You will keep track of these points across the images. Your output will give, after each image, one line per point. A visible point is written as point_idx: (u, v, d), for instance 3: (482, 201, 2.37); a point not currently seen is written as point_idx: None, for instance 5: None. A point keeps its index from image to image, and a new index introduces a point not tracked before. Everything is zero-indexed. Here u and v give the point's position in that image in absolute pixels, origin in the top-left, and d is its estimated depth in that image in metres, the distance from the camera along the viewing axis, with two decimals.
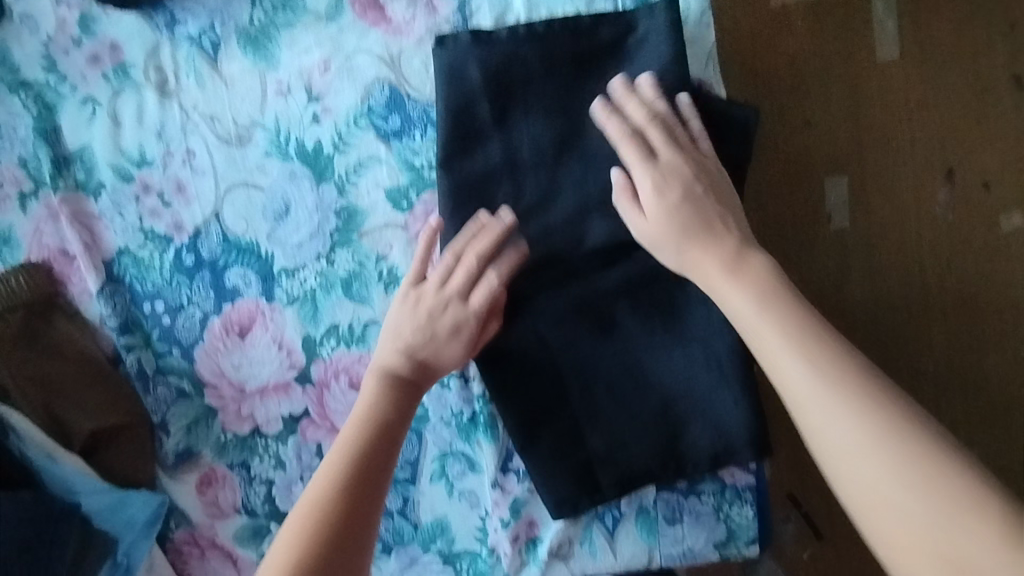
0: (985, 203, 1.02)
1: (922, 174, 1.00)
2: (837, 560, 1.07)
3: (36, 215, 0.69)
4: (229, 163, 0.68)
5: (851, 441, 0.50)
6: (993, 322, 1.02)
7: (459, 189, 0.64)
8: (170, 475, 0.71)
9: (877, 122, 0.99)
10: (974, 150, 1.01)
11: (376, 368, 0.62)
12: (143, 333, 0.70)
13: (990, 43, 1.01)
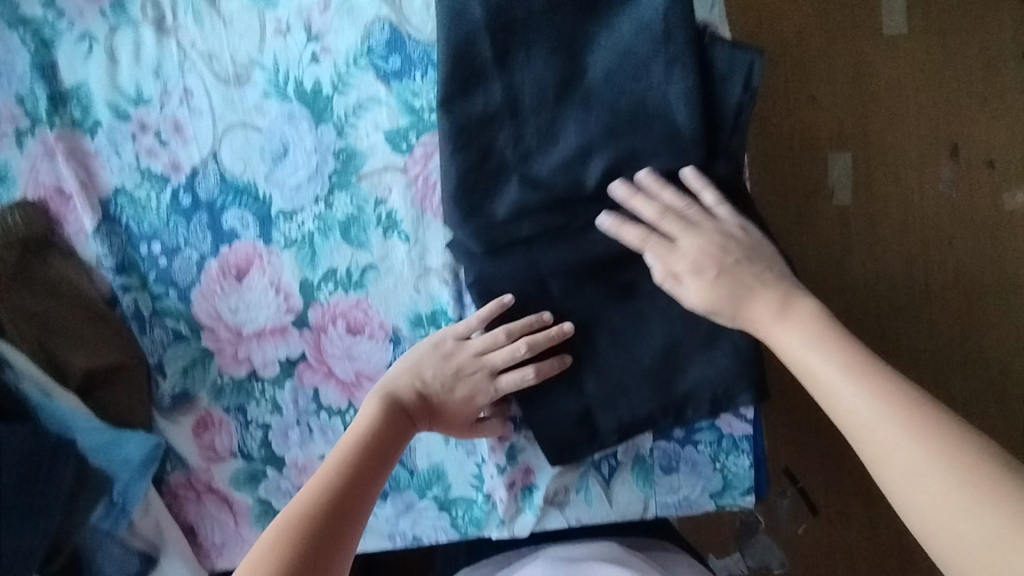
0: (989, 180, 1.17)
1: (925, 156, 1.18)
2: (826, 529, 1.20)
3: (32, 153, 0.68)
4: (227, 102, 0.68)
5: (878, 425, 0.51)
6: (995, 290, 1.17)
7: (460, 130, 0.63)
8: (166, 418, 0.71)
9: (882, 104, 1.18)
10: (978, 130, 1.17)
11: (381, 390, 0.64)
12: (139, 275, 0.70)
13: (1000, 30, 1.16)
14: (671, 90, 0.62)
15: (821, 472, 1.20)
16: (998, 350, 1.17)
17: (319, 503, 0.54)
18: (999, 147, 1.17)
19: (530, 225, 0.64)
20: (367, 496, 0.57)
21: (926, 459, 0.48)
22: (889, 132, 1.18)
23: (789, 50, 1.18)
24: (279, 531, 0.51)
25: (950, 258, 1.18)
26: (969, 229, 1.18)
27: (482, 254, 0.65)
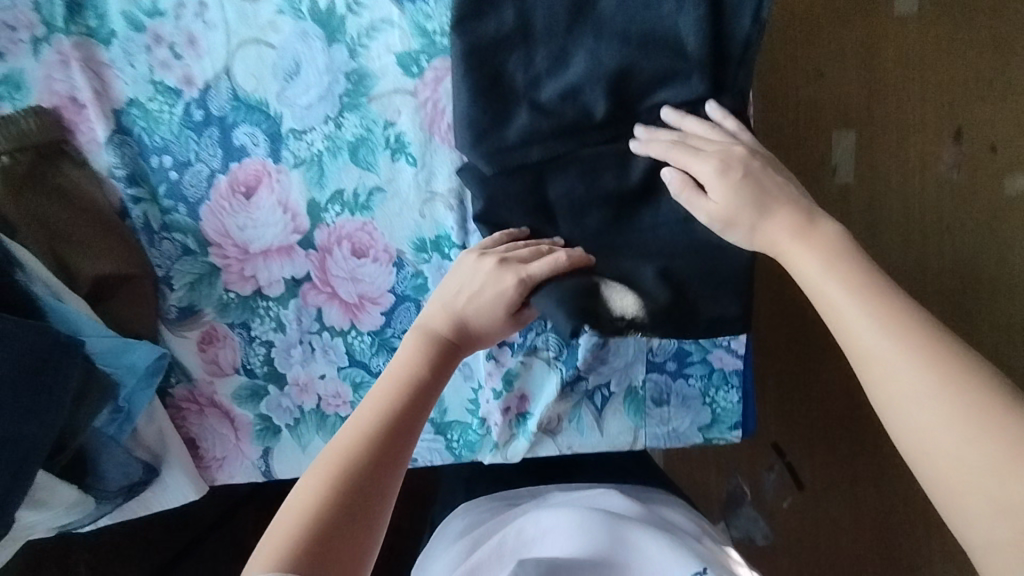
0: (993, 164, 1.20)
1: (930, 137, 1.19)
2: (813, 504, 1.22)
3: (48, 61, 0.69)
4: (241, 18, 0.68)
5: (883, 351, 0.51)
6: (990, 271, 1.20)
7: (471, 52, 0.64)
8: (172, 331, 0.73)
9: (890, 79, 1.18)
10: (982, 110, 1.19)
11: (420, 327, 0.63)
12: (150, 187, 0.71)
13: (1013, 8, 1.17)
14: (682, 19, 0.63)
15: (809, 443, 1.22)
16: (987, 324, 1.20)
17: (363, 451, 0.53)
18: (1000, 128, 1.19)
19: (537, 151, 0.65)
20: (409, 441, 0.56)
21: (929, 386, 0.48)
22: (894, 105, 1.19)
23: (799, 18, 1.18)
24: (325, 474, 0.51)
25: (946, 231, 1.20)
26: (970, 211, 1.19)
27: (487, 178, 0.66)
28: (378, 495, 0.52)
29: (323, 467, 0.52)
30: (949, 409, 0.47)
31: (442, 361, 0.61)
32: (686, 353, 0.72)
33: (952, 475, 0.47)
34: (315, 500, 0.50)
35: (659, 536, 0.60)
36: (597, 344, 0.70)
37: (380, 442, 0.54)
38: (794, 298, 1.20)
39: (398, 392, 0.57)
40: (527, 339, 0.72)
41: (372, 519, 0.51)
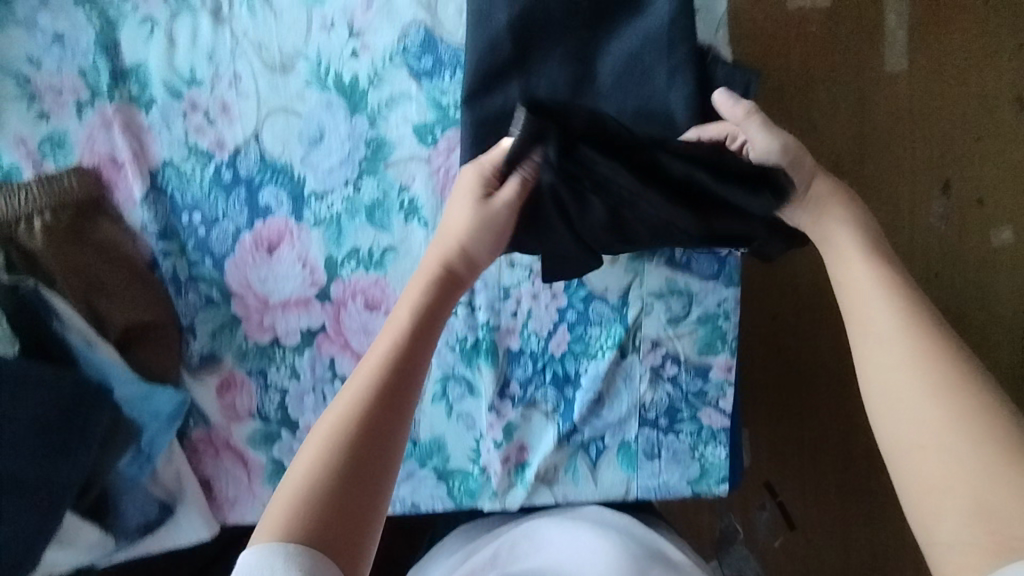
0: (980, 216, 1.25)
1: (921, 191, 1.25)
2: (805, 549, 1.25)
3: (91, 123, 0.74)
4: (272, 88, 0.74)
5: (893, 345, 0.55)
6: (976, 317, 1.25)
7: (479, 125, 0.69)
8: (193, 376, 0.77)
9: (879, 133, 1.24)
10: (969, 167, 1.24)
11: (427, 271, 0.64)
12: (179, 242, 0.76)
13: (996, 69, 1.23)
14: (672, 96, 0.68)
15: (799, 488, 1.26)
16: None
17: (374, 391, 0.54)
18: (987, 184, 1.24)
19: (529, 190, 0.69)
20: (419, 377, 0.57)
21: (925, 384, 0.53)
22: (883, 162, 1.24)
23: (793, 76, 1.23)
24: (339, 419, 0.52)
25: (931, 280, 1.25)
26: (958, 262, 1.25)
27: None
28: (393, 432, 0.53)
29: (322, 429, 0.51)
30: (938, 408, 0.51)
31: (439, 307, 0.62)
32: (677, 411, 0.76)
33: (919, 461, 0.51)
34: (316, 462, 0.49)
35: (641, 555, 0.68)
36: (592, 399, 0.76)
37: (392, 381, 0.55)
38: (784, 336, 1.22)
39: (406, 331, 0.58)
40: (526, 392, 0.77)
41: (388, 453, 0.52)
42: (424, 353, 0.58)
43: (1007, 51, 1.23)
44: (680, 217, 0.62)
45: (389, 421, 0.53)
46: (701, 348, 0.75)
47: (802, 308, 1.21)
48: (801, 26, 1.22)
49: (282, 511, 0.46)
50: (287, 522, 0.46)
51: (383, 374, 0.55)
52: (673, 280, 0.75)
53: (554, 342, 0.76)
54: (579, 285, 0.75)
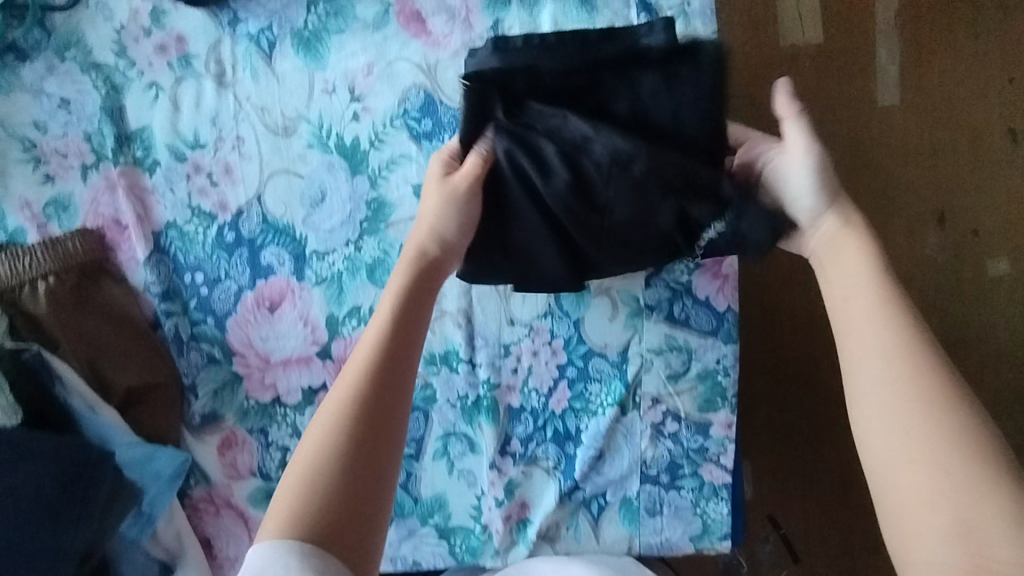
0: (976, 246, 1.23)
1: (916, 221, 1.23)
2: None
3: (95, 186, 0.75)
4: (274, 150, 0.75)
5: (884, 359, 0.52)
6: (977, 350, 1.23)
7: None
8: (195, 436, 0.77)
9: (876, 163, 1.23)
10: (965, 199, 1.23)
11: (411, 257, 0.66)
12: (181, 301, 0.76)
13: (988, 101, 1.23)
14: None
15: None
16: None
17: (364, 375, 0.55)
18: (983, 216, 1.23)
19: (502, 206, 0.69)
20: (409, 357, 0.58)
21: (913, 400, 0.50)
22: (880, 198, 1.23)
23: None
24: (335, 406, 0.53)
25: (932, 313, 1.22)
26: (957, 292, 1.23)
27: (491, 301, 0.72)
28: (390, 410, 0.54)
29: (317, 423, 0.53)
30: (924, 425, 0.49)
31: (426, 291, 0.64)
32: (678, 467, 0.76)
33: (901, 474, 0.49)
34: (312, 455, 0.51)
35: None
36: (593, 456, 0.76)
37: (382, 363, 0.56)
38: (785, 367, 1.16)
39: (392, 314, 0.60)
40: (527, 449, 0.77)
41: (387, 431, 0.53)
42: (413, 335, 0.60)
43: (997, 85, 1.23)
44: (641, 168, 0.59)
45: (385, 402, 0.54)
46: (701, 404, 0.75)
47: (802, 340, 1.15)
48: (793, 63, 1.22)
49: (283, 503, 0.48)
50: (289, 514, 0.48)
51: (373, 359, 0.56)
52: (672, 336, 0.75)
53: (554, 399, 0.76)
54: (578, 343, 0.76)
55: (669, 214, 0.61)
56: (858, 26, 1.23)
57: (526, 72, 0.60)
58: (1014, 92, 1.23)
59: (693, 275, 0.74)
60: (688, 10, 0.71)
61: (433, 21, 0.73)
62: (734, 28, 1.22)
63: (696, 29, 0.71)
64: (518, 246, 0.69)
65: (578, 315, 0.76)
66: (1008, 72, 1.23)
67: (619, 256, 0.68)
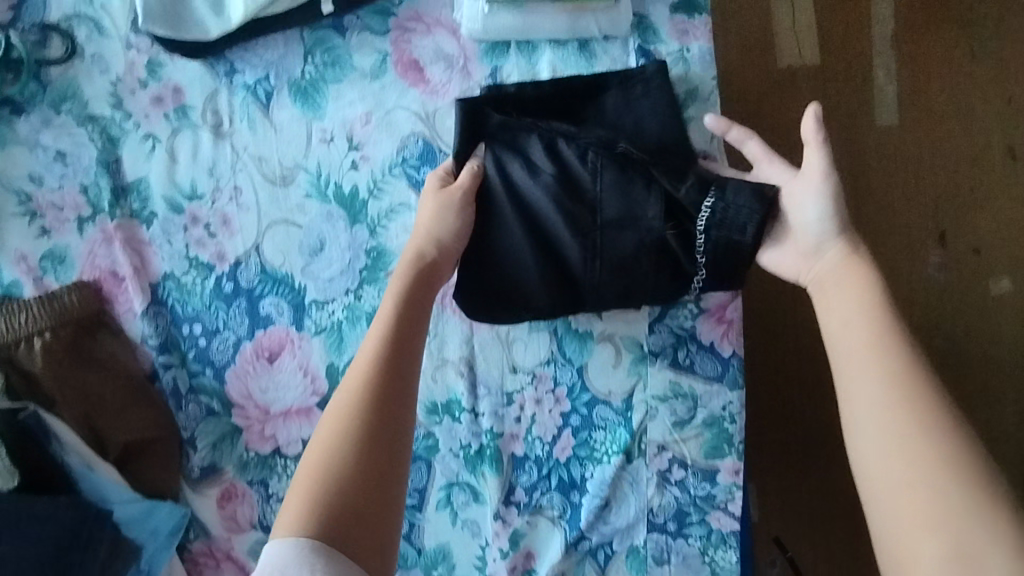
0: (976, 265, 1.21)
1: (915, 240, 1.21)
2: None
3: (91, 239, 0.74)
4: (271, 200, 0.74)
5: (883, 386, 0.51)
6: (982, 373, 1.20)
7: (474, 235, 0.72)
8: (194, 489, 0.76)
9: (873, 181, 1.21)
10: (964, 220, 1.21)
11: (413, 248, 0.69)
12: (180, 353, 0.75)
13: (988, 119, 1.21)
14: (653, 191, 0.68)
15: None
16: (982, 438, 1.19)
17: (371, 366, 0.59)
18: (983, 236, 1.21)
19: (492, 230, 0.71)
20: (414, 346, 0.62)
21: (914, 429, 0.49)
22: (879, 220, 1.21)
23: (788, 130, 1.20)
24: (345, 399, 0.58)
25: (936, 338, 1.20)
26: (959, 312, 1.20)
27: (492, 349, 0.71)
28: (399, 397, 0.58)
29: (327, 416, 0.58)
30: (928, 453, 0.47)
31: (431, 279, 0.67)
32: (685, 514, 0.75)
33: (902, 500, 0.47)
34: (322, 446, 0.55)
35: None
36: (598, 504, 0.75)
37: (387, 354, 0.60)
38: (788, 393, 1.14)
39: (396, 308, 0.64)
40: (532, 498, 0.75)
41: (396, 418, 0.57)
42: (417, 326, 0.64)
43: (996, 106, 1.21)
44: (620, 149, 0.68)
45: (393, 390, 0.59)
46: (707, 450, 0.74)
47: (803, 366, 1.13)
48: (792, 85, 1.21)
49: (297, 491, 0.53)
50: (301, 501, 0.53)
51: (379, 350, 0.60)
52: (676, 382, 0.74)
53: (559, 447, 0.75)
54: (582, 390, 0.75)
55: (655, 202, 0.67)
56: (856, 48, 1.22)
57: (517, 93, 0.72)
58: (1015, 110, 1.21)
59: (697, 321, 0.74)
60: (687, 56, 0.72)
61: (431, 70, 0.73)
62: (732, 51, 1.22)
63: (695, 76, 0.72)
64: (513, 264, 0.71)
65: (581, 362, 0.75)
66: (1008, 90, 1.21)
67: (609, 276, 0.69)
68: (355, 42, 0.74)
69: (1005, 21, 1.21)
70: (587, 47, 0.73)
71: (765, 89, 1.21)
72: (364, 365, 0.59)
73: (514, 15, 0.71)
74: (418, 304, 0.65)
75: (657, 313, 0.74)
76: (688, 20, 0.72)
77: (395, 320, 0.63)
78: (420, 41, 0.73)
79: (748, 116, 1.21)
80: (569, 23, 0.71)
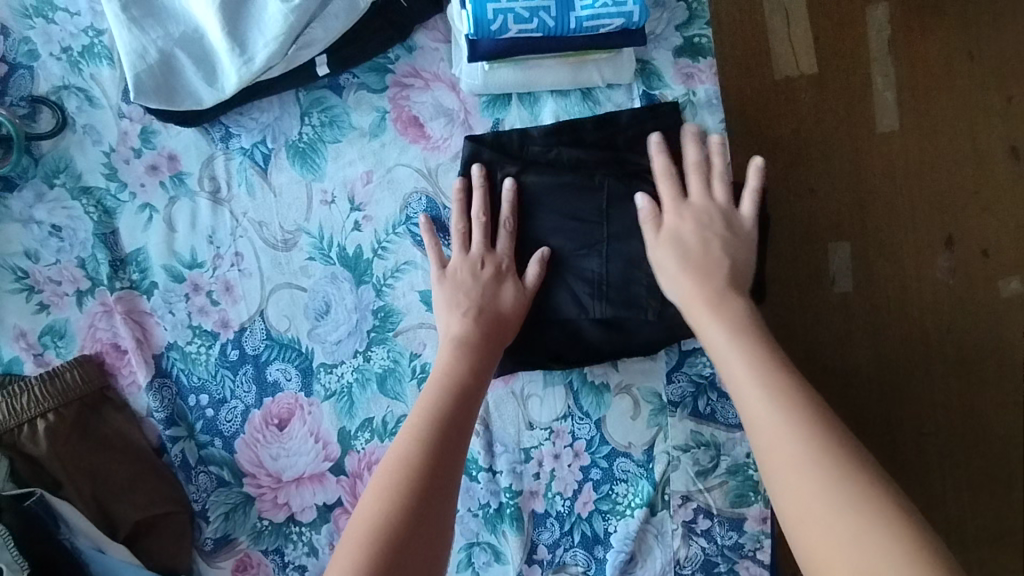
0: (986, 269, 1.19)
1: (927, 247, 1.18)
2: None
3: (92, 312, 0.73)
4: (274, 265, 0.73)
5: (799, 469, 0.52)
6: (1001, 378, 1.18)
7: None
8: (208, 562, 0.73)
9: (878, 186, 1.18)
10: (972, 221, 1.19)
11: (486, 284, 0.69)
12: (187, 425, 0.74)
13: (988, 120, 1.20)
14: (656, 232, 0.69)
15: None
16: (996, 446, 1.18)
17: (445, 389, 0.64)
18: (991, 236, 1.19)
19: (505, 284, 0.69)
20: (483, 379, 0.65)
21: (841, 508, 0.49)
22: (889, 230, 1.18)
23: (789, 144, 1.18)
24: (423, 417, 0.62)
25: (950, 346, 1.17)
26: (972, 318, 1.18)
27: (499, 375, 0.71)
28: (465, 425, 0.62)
29: (370, 500, 0.57)
30: (824, 491, 0.50)
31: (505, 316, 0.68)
32: (713, 564, 0.72)
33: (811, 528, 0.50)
34: (383, 501, 0.57)
35: None
36: (623, 559, 0.72)
37: (459, 383, 0.64)
38: None
39: (473, 344, 0.66)
40: (555, 555, 0.73)
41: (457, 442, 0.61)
42: (485, 361, 0.66)
43: (994, 106, 1.20)
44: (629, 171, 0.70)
45: (461, 414, 0.63)
46: (732, 499, 0.72)
47: None
48: (792, 97, 1.19)
49: (365, 520, 0.56)
50: (372, 520, 0.56)
51: (455, 378, 0.64)
52: (698, 432, 0.73)
53: (580, 502, 0.73)
54: (601, 443, 0.73)
55: None
56: (855, 59, 1.19)
57: (524, 129, 0.72)
58: (1014, 111, 1.20)
59: (715, 367, 0.74)
60: (694, 99, 0.73)
61: (431, 126, 0.73)
62: (730, 65, 1.18)
63: (703, 119, 0.72)
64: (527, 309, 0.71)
65: (599, 415, 0.73)
66: (1005, 92, 1.20)
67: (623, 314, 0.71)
68: (352, 101, 0.73)
69: (996, 23, 1.21)
70: (589, 94, 0.73)
71: (764, 102, 1.18)
72: (435, 395, 0.63)
73: (515, 71, 0.71)
74: (482, 373, 0.65)
75: (675, 361, 0.74)
76: (693, 64, 0.73)
77: (456, 386, 0.64)
78: (419, 98, 0.73)
79: (750, 130, 1.18)
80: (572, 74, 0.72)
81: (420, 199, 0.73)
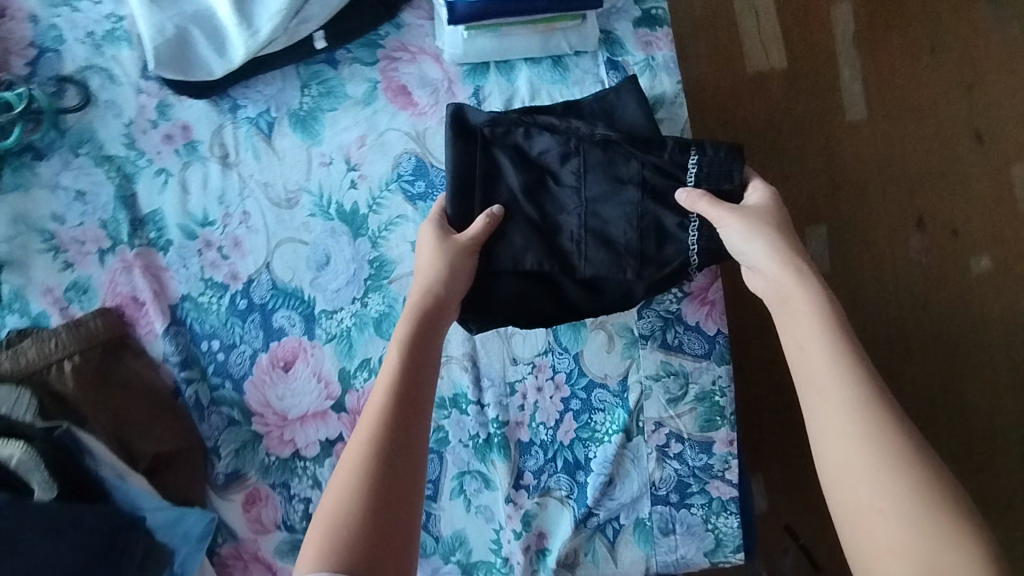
0: (955, 246, 1.26)
1: (896, 224, 1.26)
2: None
3: (112, 267, 0.80)
4: (279, 222, 0.81)
5: (854, 450, 0.56)
6: (973, 346, 1.24)
7: None
8: (219, 494, 0.80)
9: (845, 167, 1.27)
10: (939, 202, 1.27)
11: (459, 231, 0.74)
12: (200, 368, 0.80)
13: (951, 105, 1.28)
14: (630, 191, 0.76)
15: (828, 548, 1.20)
16: (973, 413, 1.23)
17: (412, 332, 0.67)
18: (957, 215, 1.27)
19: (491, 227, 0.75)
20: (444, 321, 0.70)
21: (908, 500, 0.53)
22: (858, 209, 1.26)
23: (757, 124, 1.26)
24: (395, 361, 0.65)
25: (924, 318, 1.24)
26: (944, 293, 1.25)
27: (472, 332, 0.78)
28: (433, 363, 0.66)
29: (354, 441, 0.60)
30: (867, 465, 0.55)
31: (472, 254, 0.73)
32: (686, 485, 0.79)
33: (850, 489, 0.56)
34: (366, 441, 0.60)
35: None
36: (603, 481, 0.79)
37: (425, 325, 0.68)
38: (772, 372, 1.22)
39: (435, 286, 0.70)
40: (540, 480, 0.80)
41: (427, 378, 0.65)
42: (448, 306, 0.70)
43: (957, 92, 1.28)
44: (601, 138, 0.77)
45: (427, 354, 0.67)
46: (701, 423, 0.79)
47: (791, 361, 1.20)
48: (761, 82, 1.27)
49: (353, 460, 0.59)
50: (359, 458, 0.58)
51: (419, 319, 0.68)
52: (667, 361, 0.80)
53: (562, 430, 0.80)
54: (579, 375, 0.80)
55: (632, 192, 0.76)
56: (820, 50, 1.28)
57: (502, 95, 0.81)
58: (975, 97, 1.28)
59: (682, 304, 0.81)
60: (653, 63, 0.82)
61: (417, 93, 0.81)
62: (703, 54, 1.27)
63: (661, 80, 0.81)
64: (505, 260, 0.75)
65: (577, 350, 0.81)
66: (967, 79, 1.29)
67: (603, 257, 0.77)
68: (347, 72, 0.82)
69: (955, 16, 1.30)
70: (559, 63, 0.82)
71: (734, 85, 1.27)
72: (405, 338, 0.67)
73: (490, 38, 0.79)
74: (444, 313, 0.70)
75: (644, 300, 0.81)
76: (652, 32, 0.82)
77: (423, 329, 0.68)
78: (406, 69, 0.82)
79: (721, 113, 1.27)
80: (542, 42, 0.80)
81: (409, 159, 0.81)
